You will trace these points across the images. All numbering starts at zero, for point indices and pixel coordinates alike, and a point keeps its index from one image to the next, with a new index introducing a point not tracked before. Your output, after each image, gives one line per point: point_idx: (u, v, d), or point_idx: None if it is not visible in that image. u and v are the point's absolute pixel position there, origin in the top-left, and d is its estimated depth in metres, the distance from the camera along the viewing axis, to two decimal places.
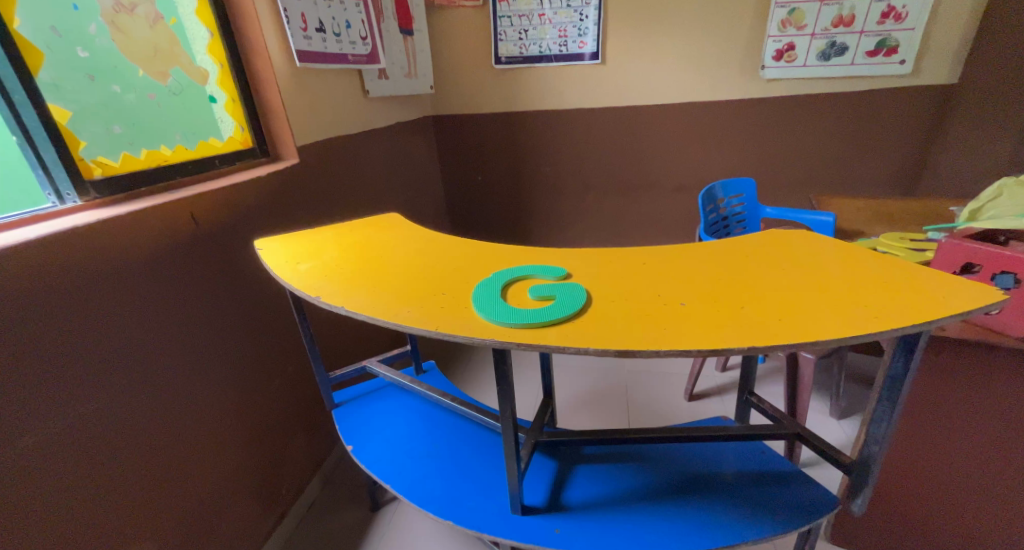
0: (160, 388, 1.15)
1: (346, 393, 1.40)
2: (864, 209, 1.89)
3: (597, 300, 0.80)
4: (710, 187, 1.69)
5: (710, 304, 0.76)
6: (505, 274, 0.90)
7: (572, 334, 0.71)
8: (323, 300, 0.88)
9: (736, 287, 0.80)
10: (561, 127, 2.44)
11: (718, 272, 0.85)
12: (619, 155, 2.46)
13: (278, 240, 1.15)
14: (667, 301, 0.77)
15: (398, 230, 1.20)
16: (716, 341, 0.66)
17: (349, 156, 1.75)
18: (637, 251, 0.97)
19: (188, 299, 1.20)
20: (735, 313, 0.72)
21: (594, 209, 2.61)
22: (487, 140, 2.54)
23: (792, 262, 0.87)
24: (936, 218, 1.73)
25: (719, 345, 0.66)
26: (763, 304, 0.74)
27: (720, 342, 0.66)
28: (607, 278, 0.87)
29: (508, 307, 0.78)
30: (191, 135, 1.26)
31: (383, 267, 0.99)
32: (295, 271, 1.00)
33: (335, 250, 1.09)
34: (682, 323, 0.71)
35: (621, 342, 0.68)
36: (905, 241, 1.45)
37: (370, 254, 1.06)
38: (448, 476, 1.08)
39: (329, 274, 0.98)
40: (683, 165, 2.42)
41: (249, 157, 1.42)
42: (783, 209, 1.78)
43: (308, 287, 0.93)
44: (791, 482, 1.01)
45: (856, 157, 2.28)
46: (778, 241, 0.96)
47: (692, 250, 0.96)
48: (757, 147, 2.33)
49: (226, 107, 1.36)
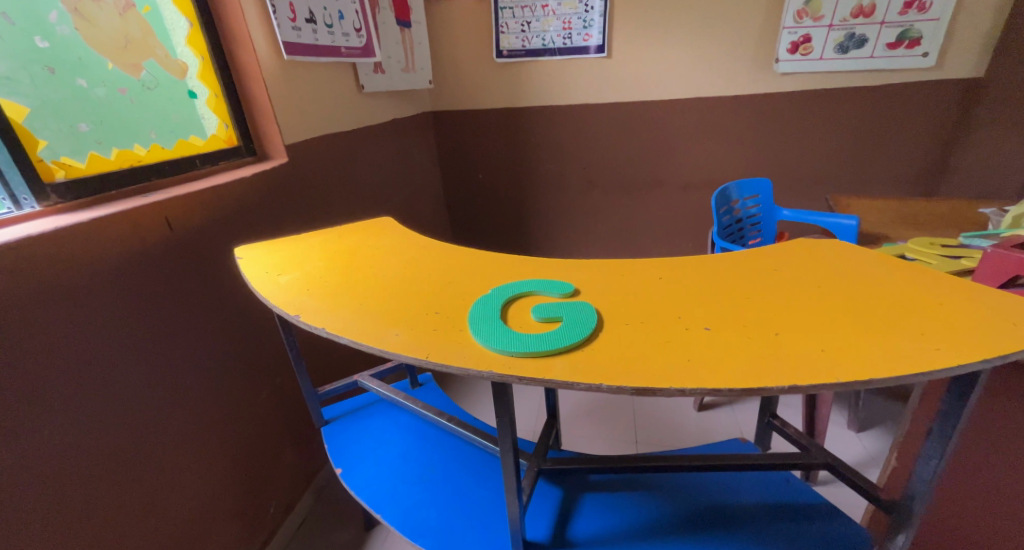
0: (136, 406, 1.07)
1: (337, 409, 1.31)
2: (886, 211, 1.79)
3: (609, 323, 0.71)
4: (723, 187, 1.60)
5: (739, 329, 0.67)
6: (505, 290, 0.80)
7: (582, 366, 0.62)
8: (302, 319, 0.79)
9: (766, 309, 0.71)
10: (565, 124, 2.34)
11: (743, 290, 0.76)
12: (625, 153, 2.35)
13: (262, 248, 1.07)
14: (690, 326, 0.68)
15: (390, 237, 1.11)
16: (749, 378, 0.57)
17: (342, 155, 1.66)
18: (652, 264, 0.88)
19: (166, 311, 1.12)
20: (769, 342, 0.63)
21: (598, 210, 2.51)
22: (488, 137, 2.45)
23: (827, 278, 0.78)
24: (964, 220, 1.62)
25: (754, 383, 0.56)
26: (800, 330, 0.65)
27: (756, 379, 0.57)
28: (619, 296, 0.78)
29: (508, 330, 0.69)
30: (168, 134, 1.17)
31: (371, 280, 0.90)
32: (275, 284, 0.91)
33: (322, 259, 1.00)
34: (709, 354, 0.62)
35: (639, 377, 0.59)
36: (935, 247, 1.35)
37: (359, 264, 0.97)
38: (444, 506, 0.99)
39: (311, 287, 0.89)
40: (691, 163, 2.32)
41: (234, 156, 1.33)
42: (801, 211, 1.67)
43: (288, 303, 0.84)
44: (819, 516, 0.92)
45: (874, 155, 2.17)
46: (807, 253, 0.87)
47: (712, 263, 0.86)
48: (770, 145, 2.23)
49: (208, 103, 1.27)
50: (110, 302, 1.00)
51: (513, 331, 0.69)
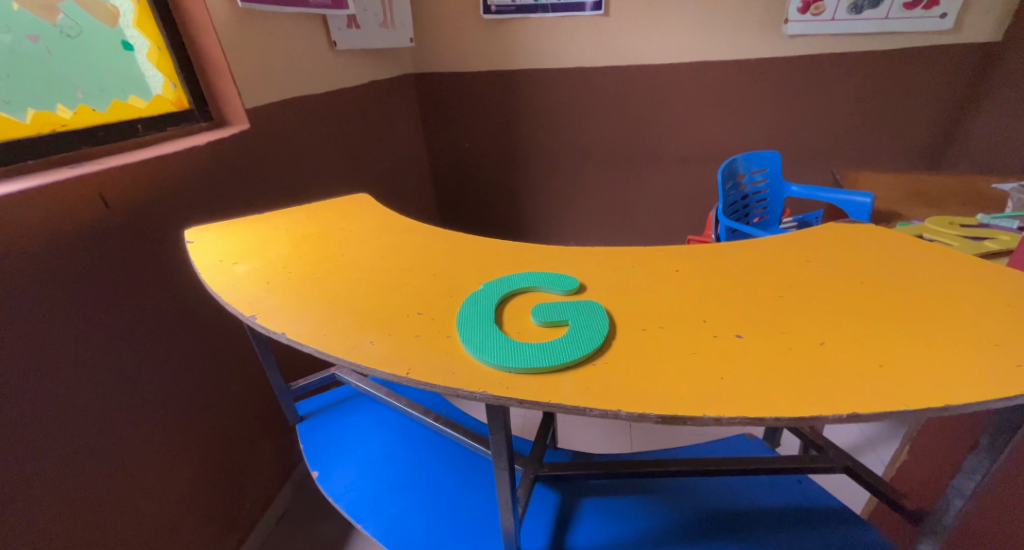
0: (82, 409, 0.94)
1: (313, 404, 1.21)
2: (897, 186, 1.69)
3: (623, 329, 0.60)
4: (731, 160, 1.48)
5: (777, 337, 0.57)
6: (499, 286, 0.69)
7: (597, 386, 0.51)
8: (258, 320, 0.67)
9: (805, 309, 0.61)
10: (558, 88, 2.17)
11: (775, 286, 0.66)
12: (621, 122, 2.20)
13: (217, 230, 0.93)
14: (719, 332, 0.58)
15: (367, 218, 0.98)
16: (799, 401, 0.47)
17: (313, 121, 1.49)
18: (666, 253, 0.77)
19: (112, 300, 0.97)
20: (816, 354, 0.53)
21: (593, 182, 2.37)
22: (475, 103, 2.27)
23: (867, 273, 0.69)
24: (978, 197, 1.54)
25: (805, 408, 0.46)
26: (848, 338, 0.56)
27: (807, 404, 0.47)
28: (631, 293, 0.67)
29: (505, 339, 0.58)
30: (99, 93, 0.99)
31: (343, 271, 0.78)
32: (229, 275, 0.78)
33: (287, 245, 0.87)
34: (746, 370, 0.52)
35: (666, 402, 0.48)
36: (955, 226, 1.27)
37: (330, 252, 0.84)
38: (431, 516, 0.90)
39: (272, 279, 0.76)
40: (691, 133, 2.17)
41: (185, 121, 1.16)
42: (811, 187, 1.55)
43: (242, 299, 0.71)
44: (836, 520, 0.86)
45: (881, 126, 2.06)
46: (839, 241, 0.78)
47: (734, 252, 0.76)
48: (773, 115, 2.10)
49: (150, 58, 1.08)
50: (39, 293, 0.85)
51: (510, 339, 0.58)
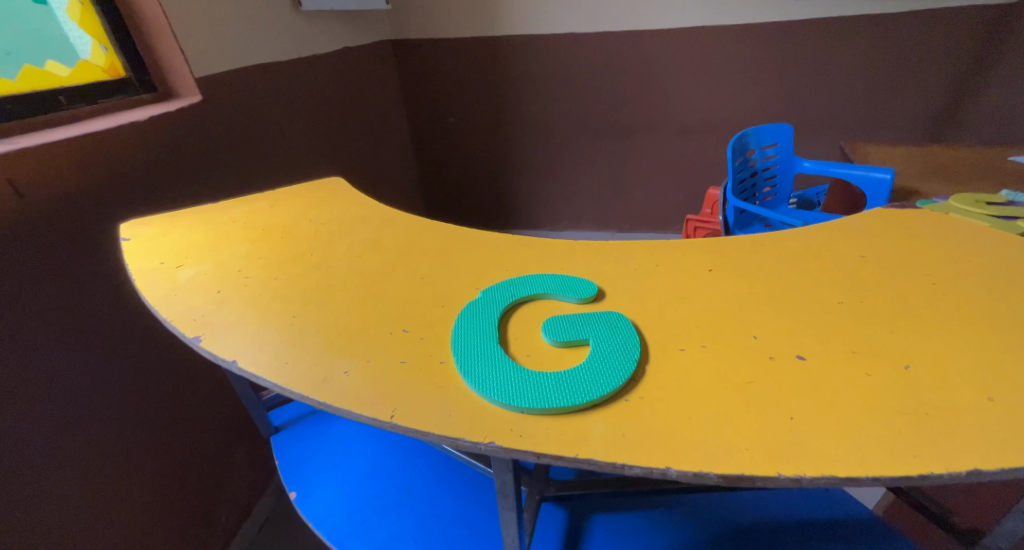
0: (25, 444, 0.78)
1: (290, 413, 1.10)
2: (911, 160, 1.59)
3: (654, 348, 0.50)
4: (741, 134, 1.38)
5: (849, 358, 0.46)
6: (501, 295, 0.58)
7: (634, 434, 0.41)
8: (204, 342, 0.54)
9: (876, 319, 0.51)
10: (548, 55, 2.00)
11: (833, 290, 0.56)
12: (615, 93, 2.04)
13: (160, 224, 0.78)
14: (776, 353, 0.47)
15: (341, 207, 0.85)
16: (900, 453, 0.37)
17: (279, 93, 1.32)
18: (693, 251, 0.67)
19: (52, 312, 0.81)
20: (903, 382, 0.43)
21: (586, 158, 2.22)
22: (458, 72, 2.10)
23: (936, 272, 0.58)
24: (997, 169, 1.46)
25: (908, 466, 0.36)
26: (939, 359, 0.45)
27: (909, 459, 0.36)
28: (658, 302, 0.57)
29: (514, 367, 0.47)
30: (9, 57, 0.81)
31: (312, 274, 0.66)
32: (171, 281, 0.64)
33: (245, 243, 0.74)
34: (820, 406, 0.41)
35: (728, 457, 0.37)
36: (981, 203, 1.18)
37: (297, 251, 0.71)
38: (426, 542, 0.80)
39: (224, 287, 0.63)
40: (687, 103, 2.01)
41: (123, 94, 0.99)
42: (823, 164, 1.46)
43: (185, 314, 0.58)
44: (875, 534, 0.78)
45: (884, 98, 1.86)
46: (894, 231, 0.68)
47: (773, 249, 0.66)
48: (773, 85, 1.92)
49: (72, 15, 0.91)
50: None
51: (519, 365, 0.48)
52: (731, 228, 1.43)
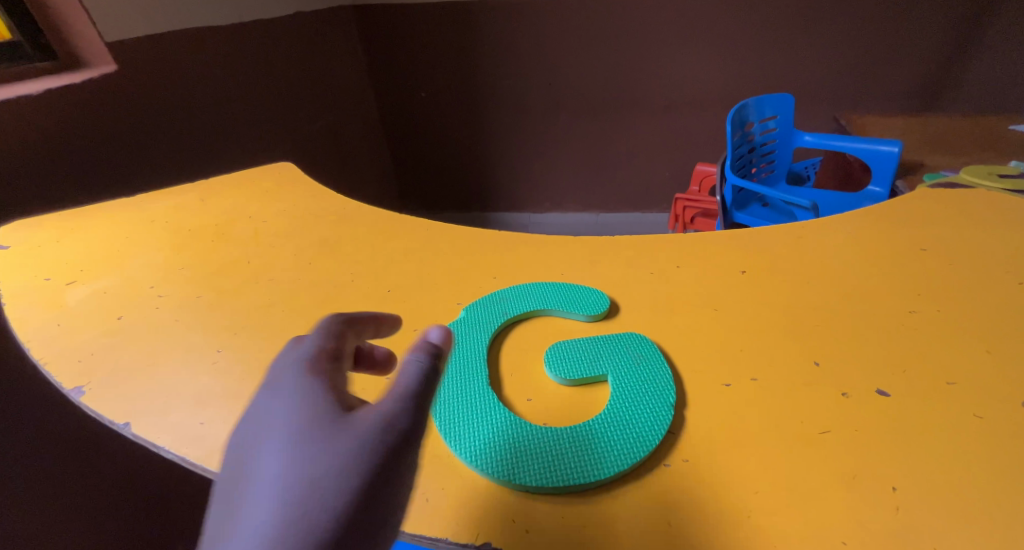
0: None
1: None
2: (911, 131, 1.49)
3: (689, 383, 0.40)
4: (740, 105, 1.27)
5: (940, 392, 0.37)
6: (487, 311, 0.47)
7: (681, 519, 0.30)
8: (91, 394, 0.40)
9: (961, 336, 0.42)
10: (523, 20, 1.82)
11: (899, 297, 0.47)
12: (597, 63, 1.88)
13: (53, 225, 0.63)
14: (848, 387, 0.38)
15: (291, 199, 0.71)
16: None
17: (217, 64, 1.14)
18: (717, 250, 0.57)
19: None
20: (1016, 425, 0.35)
21: (567, 134, 2.06)
22: (426, 41, 1.91)
23: (1013, 271, 0.49)
24: (1001, 138, 1.38)
25: None
26: None
27: None
28: (682, 318, 0.47)
29: (513, 419, 0.36)
30: None
31: (249, 288, 0.53)
32: (55, 304, 0.50)
33: (165, 248, 0.59)
34: (923, 463, 0.33)
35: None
36: (994, 176, 1.10)
37: (232, 258, 0.58)
38: None
39: (126, 310, 0.49)
40: (674, 73, 1.85)
41: (12, 59, 0.80)
42: (824, 138, 1.36)
43: (69, 350, 0.44)
44: None
45: (880, 62, 1.72)
46: (949, 220, 0.58)
47: (810, 246, 0.56)
48: (767, 53, 1.76)
49: None
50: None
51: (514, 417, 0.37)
52: (729, 208, 1.31)
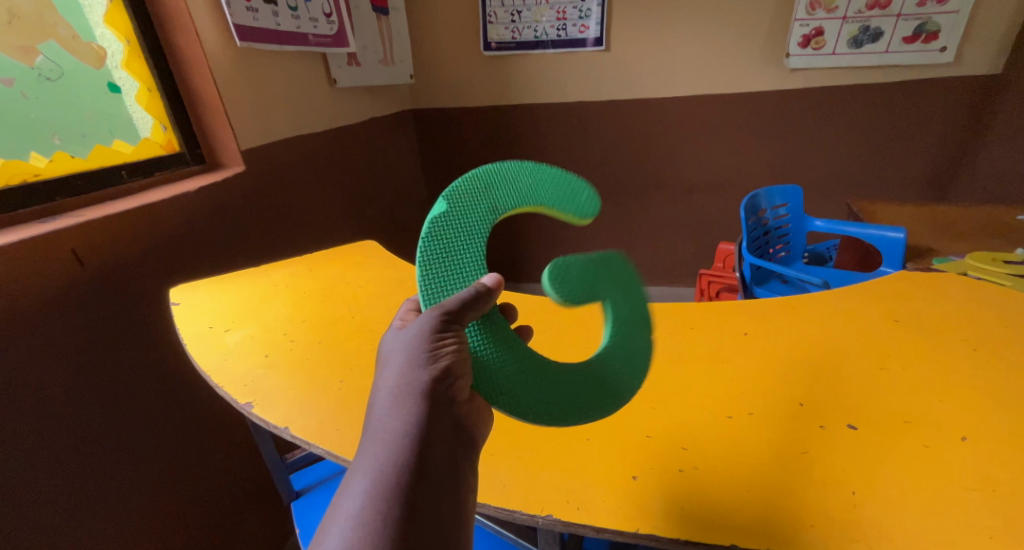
0: (57, 508, 0.79)
1: (310, 476, 1.05)
2: (919, 218, 1.61)
3: (702, 415, 0.53)
4: (754, 195, 1.45)
5: (900, 428, 0.49)
6: (493, 198, 0.53)
7: (694, 509, 0.43)
8: (255, 408, 0.57)
9: (921, 388, 0.54)
10: (559, 122, 2.10)
11: (873, 356, 0.59)
12: (625, 156, 2.10)
13: (205, 287, 0.83)
14: (825, 421, 0.50)
15: (379, 268, 0.89)
16: (973, 533, 0.39)
17: (313, 162, 1.40)
18: (725, 315, 0.70)
19: (96, 377, 0.84)
20: (955, 453, 0.46)
21: (597, 215, 2.26)
22: (476, 137, 2.20)
23: (971, 340, 0.60)
24: (1009, 225, 1.48)
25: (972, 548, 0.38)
26: (991, 431, 0.48)
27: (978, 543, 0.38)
28: (696, 368, 0.60)
29: (569, 440, 0.51)
30: (80, 137, 0.89)
31: (356, 334, 0.69)
32: (217, 346, 0.68)
33: (289, 304, 0.77)
34: (876, 479, 0.44)
35: (795, 539, 0.40)
36: (998, 262, 1.20)
37: (340, 314, 0.75)
38: None
39: (268, 349, 0.67)
40: (695, 164, 2.05)
41: (176, 165, 1.06)
42: (834, 222, 1.51)
43: (233, 380, 0.61)
44: None
45: (886, 155, 1.89)
46: (925, 297, 0.70)
47: (803, 313, 0.69)
48: (780, 147, 1.95)
49: (139, 98, 0.99)
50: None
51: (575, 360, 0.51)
52: (748, 284, 1.45)
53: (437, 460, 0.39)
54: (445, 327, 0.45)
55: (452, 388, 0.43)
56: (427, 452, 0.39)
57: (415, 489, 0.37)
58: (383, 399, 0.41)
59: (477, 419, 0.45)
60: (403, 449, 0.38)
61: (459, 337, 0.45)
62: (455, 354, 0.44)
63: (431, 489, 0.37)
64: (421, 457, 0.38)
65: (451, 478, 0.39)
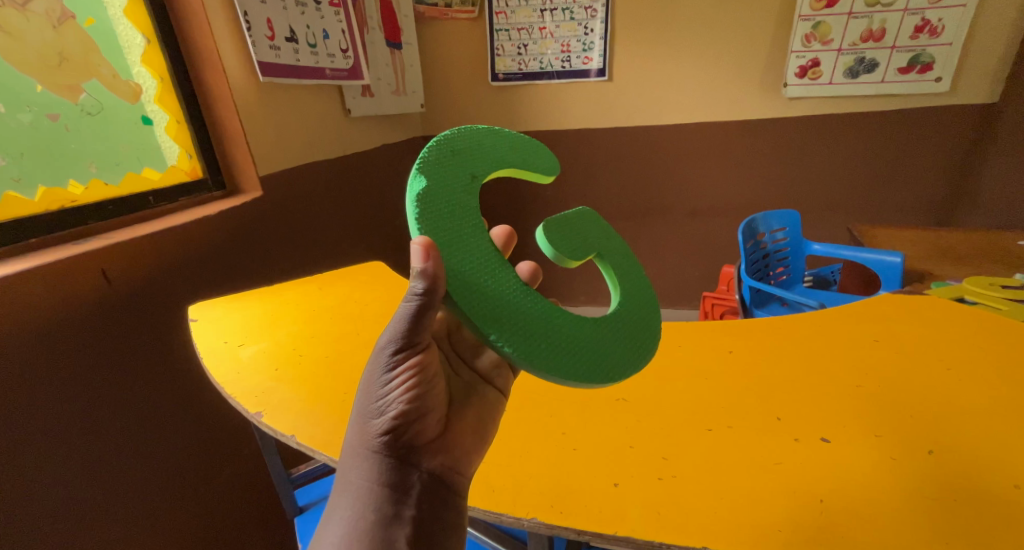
0: (73, 514, 0.83)
1: (314, 492, 1.07)
2: (919, 243, 1.63)
3: (684, 428, 0.55)
4: (753, 219, 1.48)
5: (870, 441, 0.52)
6: (466, 163, 0.55)
7: (670, 513, 0.45)
8: (265, 420, 0.61)
9: (894, 406, 0.56)
10: (564, 149, 2.17)
11: (850, 374, 0.62)
12: (628, 181, 2.16)
13: (221, 305, 0.88)
14: (799, 435, 0.53)
15: (384, 288, 0.94)
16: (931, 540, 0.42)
17: (326, 187, 1.47)
18: (712, 334, 0.73)
19: (117, 388, 0.89)
20: (922, 466, 0.48)
21: None
22: None
23: (947, 360, 0.63)
24: (1008, 251, 1.49)
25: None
26: (956, 445, 0.51)
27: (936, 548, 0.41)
28: (681, 384, 0.63)
29: (556, 448, 0.54)
30: (114, 166, 0.96)
31: (361, 350, 0.74)
32: (231, 359, 0.72)
33: (299, 322, 0.82)
34: (842, 488, 0.47)
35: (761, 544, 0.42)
36: (995, 287, 1.21)
37: (347, 331, 0.79)
38: None
39: (278, 365, 0.71)
40: (698, 189, 2.10)
41: (199, 190, 1.13)
42: (833, 247, 1.54)
43: (244, 393, 0.66)
44: None
45: (885, 181, 1.92)
46: (907, 319, 0.72)
47: (787, 333, 0.72)
48: (780, 173, 1.99)
49: (169, 129, 1.07)
50: (14, 386, 0.74)
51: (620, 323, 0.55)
52: (749, 306, 1.48)
53: (412, 496, 0.45)
54: (408, 369, 0.48)
55: (420, 426, 0.48)
56: (394, 488, 0.45)
57: (388, 525, 0.43)
58: (358, 440, 0.47)
59: (453, 453, 0.50)
60: (376, 494, 0.44)
61: (418, 377, 0.48)
62: (417, 392, 0.48)
63: (406, 523, 0.43)
64: (395, 490, 0.45)
65: (425, 510, 0.45)
